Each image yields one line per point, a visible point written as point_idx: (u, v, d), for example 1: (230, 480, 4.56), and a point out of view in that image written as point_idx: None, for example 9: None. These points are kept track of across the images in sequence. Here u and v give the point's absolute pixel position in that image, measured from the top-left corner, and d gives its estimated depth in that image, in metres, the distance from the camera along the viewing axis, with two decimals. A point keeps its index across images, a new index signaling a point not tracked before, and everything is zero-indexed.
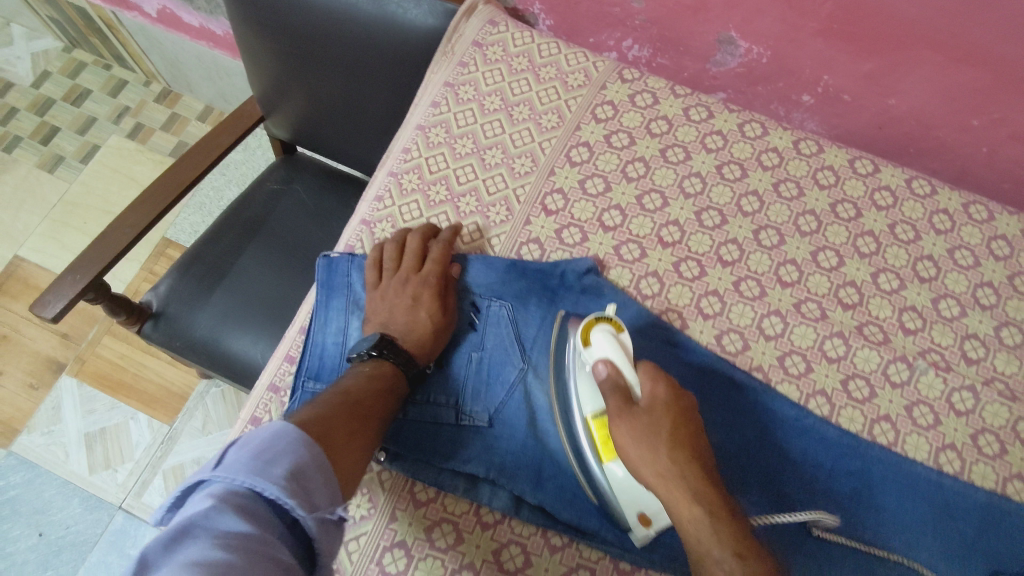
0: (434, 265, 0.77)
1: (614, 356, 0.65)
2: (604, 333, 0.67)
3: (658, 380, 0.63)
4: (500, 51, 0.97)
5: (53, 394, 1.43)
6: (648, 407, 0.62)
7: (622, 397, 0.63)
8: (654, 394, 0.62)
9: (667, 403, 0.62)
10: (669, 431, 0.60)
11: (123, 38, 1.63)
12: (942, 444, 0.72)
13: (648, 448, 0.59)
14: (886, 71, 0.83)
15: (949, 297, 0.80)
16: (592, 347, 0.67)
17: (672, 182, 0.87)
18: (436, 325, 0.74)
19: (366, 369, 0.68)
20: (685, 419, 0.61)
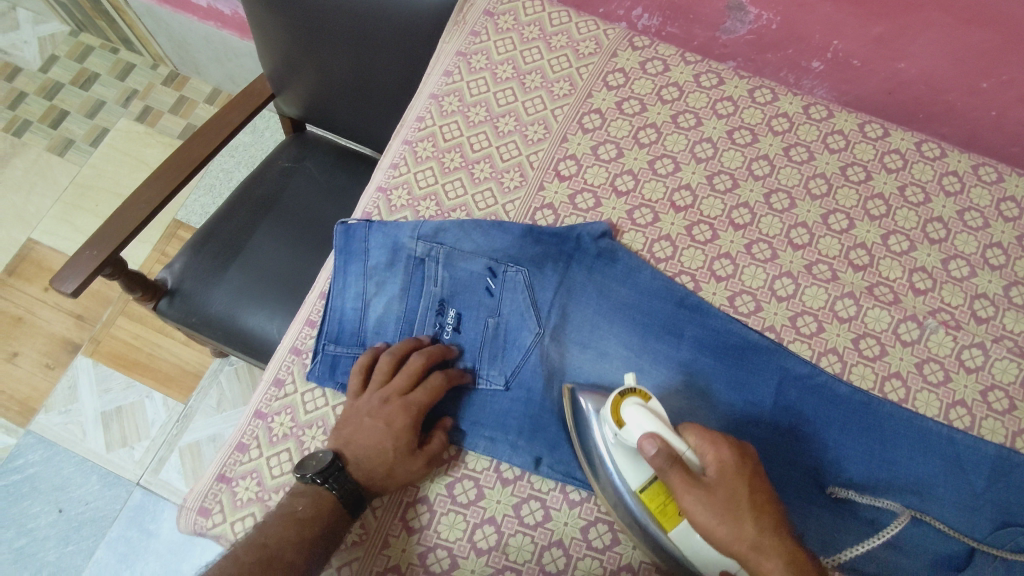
0: (424, 395, 0.62)
1: (657, 425, 0.55)
2: (639, 407, 0.56)
3: (721, 442, 0.54)
4: (512, 20, 0.86)
5: (69, 373, 1.47)
6: (716, 478, 0.53)
7: (685, 472, 0.53)
8: (720, 460, 0.53)
9: (734, 465, 0.53)
10: (749, 502, 0.52)
11: (131, 21, 1.63)
12: (952, 401, 0.68)
13: (732, 526, 0.51)
14: (894, 35, 0.76)
15: (959, 258, 0.74)
16: (628, 427, 0.56)
17: (683, 147, 0.79)
18: (398, 464, 0.60)
19: (299, 511, 0.57)
20: (754, 482, 0.53)
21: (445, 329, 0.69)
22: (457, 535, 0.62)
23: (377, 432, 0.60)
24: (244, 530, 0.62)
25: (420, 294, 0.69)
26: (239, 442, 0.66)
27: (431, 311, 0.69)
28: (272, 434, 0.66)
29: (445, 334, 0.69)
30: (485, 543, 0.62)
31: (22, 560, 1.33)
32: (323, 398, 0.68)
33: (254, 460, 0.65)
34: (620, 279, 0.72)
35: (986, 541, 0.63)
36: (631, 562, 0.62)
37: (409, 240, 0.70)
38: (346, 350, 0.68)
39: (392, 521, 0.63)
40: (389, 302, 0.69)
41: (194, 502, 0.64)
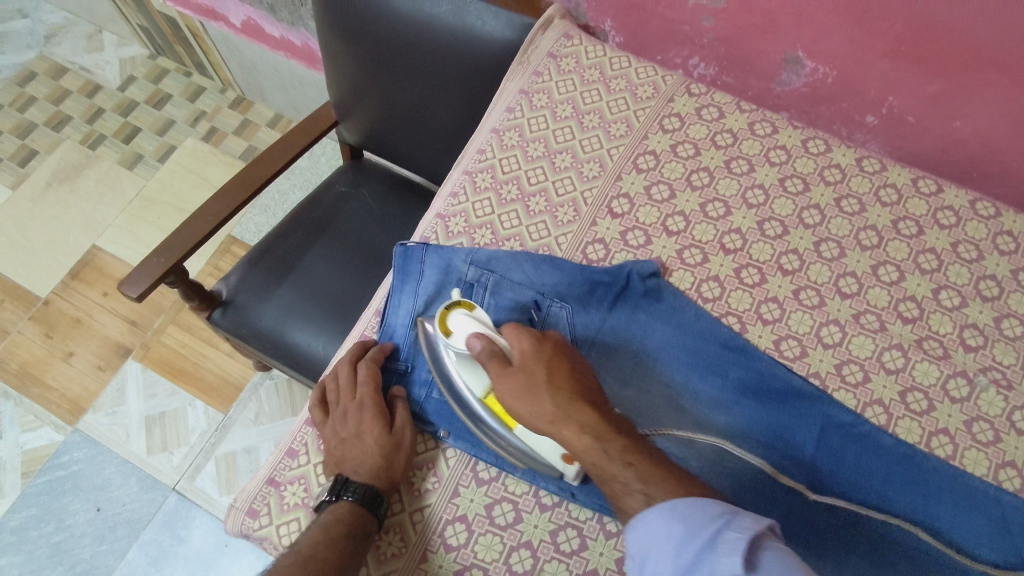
0: (368, 387, 0.68)
1: (483, 328, 0.64)
2: (462, 314, 0.65)
3: (522, 336, 0.63)
4: (574, 63, 0.90)
5: (119, 376, 1.53)
6: (521, 366, 0.61)
7: (500, 363, 0.62)
8: (523, 351, 0.62)
9: (536, 352, 0.62)
10: (546, 378, 0.60)
11: (207, 47, 1.74)
12: (1002, 462, 0.67)
13: (533, 402, 0.59)
14: (951, 94, 0.77)
15: (1011, 317, 0.74)
16: (455, 332, 0.64)
17: (735, 192, 0.80)
18: (389, 448, 0.65)
19: (322, 522, 0.60)
20: (558, 361, 0.62)
21: None
22: (494, 556, 0.63)
23: (357, 438, 0.65)
24: (289, 534, 0.64)
25: None
26: (289, 448, 0.69)
27: None
28: (320, 442, 0.69)
29: None
30: (519, 567, 0.62)
31: (58, 555, 1.37)
32: None
33: (302, 466, 0.68)
34: (665, 319, 0.73)
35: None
36: None
37: (461, 265, 0.73)
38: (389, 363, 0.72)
39: (431, 537, 0.64)
40: None
41: (243, 502, 0.66)
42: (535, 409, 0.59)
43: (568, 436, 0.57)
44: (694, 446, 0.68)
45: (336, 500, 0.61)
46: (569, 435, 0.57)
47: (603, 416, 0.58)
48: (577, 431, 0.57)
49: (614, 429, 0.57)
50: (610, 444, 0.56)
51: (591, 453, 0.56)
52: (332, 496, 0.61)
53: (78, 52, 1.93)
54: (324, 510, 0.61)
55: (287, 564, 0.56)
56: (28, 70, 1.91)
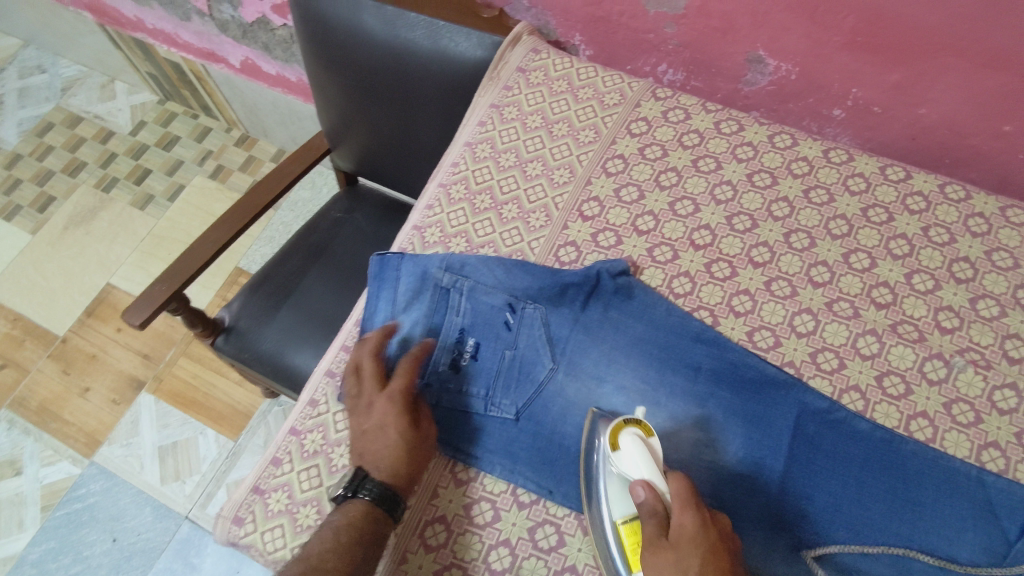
0: (400, 381, 0.67)
1: (652, 470, 0.58)
2: (636, 442, 0.59)
3: (688, 507, 0.55)
4: (542, 75, 0.92)
5: (133, 409, 1.57)
6: (672, 540, 0.54)
7: (657, 526, 0.55)
8: (681, 524, 0.55)
9: (699, 533, 0.54)
10: (699, 570, 0.52)
11: (210, 89, 1.81)
12: (984, 442, 0.67)
13: None
14: (912, 81, 0.78)
15: (987, 297, 0.73)
16: (623, 456, 0.59)
17: (703, 190, 0.82)
18: (412, 446, 0.65)
19: (339, 518, 0.61)
20: (716, 551, 0.54)
21: (463, 355, 0.73)
22: (472, 556, 0.64)
23: (380, 433, 0.65)
24: (272, 540, 0.66)
25: (443, 322, 0.74)
26: (274, 456, 0.71)
27: (452, 338, 0.74)
28: (304, 450, 0.70)
29: (463, 360, 0.73)
30: (499, 564, 0.63)
31: None
32: None
33: (286, 474, 0.69)
34: (637, 314, 0.74)
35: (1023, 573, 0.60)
36: None
37: (436, 271, 0.76)
38: None
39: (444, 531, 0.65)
40: (414, 326, 0.75)
41: (229, 511, 0.68)
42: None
43: None
44: (669, 437, 0.68)
45: (351, 497, 0.62)
46: None
47: None
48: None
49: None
50: None
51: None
52: (348, 492, 0.62)
53: (92, 101, 2.03)
54: (340, 504, 0.62)
55: (299, 566, 0.57)
56: (46, 121, 2.00)
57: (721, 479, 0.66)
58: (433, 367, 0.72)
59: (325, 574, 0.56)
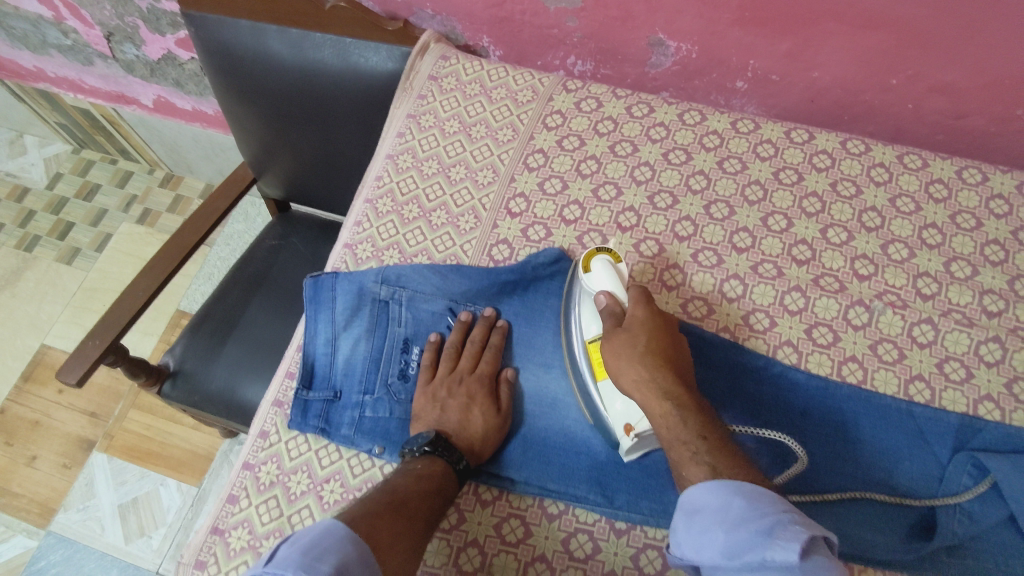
0: (489, 365, 0.72)
1: (614, 284, 0.68)
2: (603, 263, 0.69)
3: (639, 303, 0.66)
4: (454, 81, 0.93)
5: (86, 470, 1.51)
6: (626, 326, 0.65)
7: (613, 320, 0.66)
8: (634, 315, 0.66)
9: (648, 319, 0.65)
10: (646, 342, 0.63)
11: (125, 132, 1.76)
12: (910, 376, 0.71)
13: (628, 363, 0.63)
14: (802, 48, 0.83)
15: (897, 242, 0.78)
16: (592, 275, 0.69)
17: (624, 173, 0.84)
18: (494, 425, 0.69)
19: (416, 469, 0.63)
20: (664, 335, 0.64)
21: (411, 365, 0.74)
22: (442, 560, 0.65)
23: (466, 404, 0.69)
24: None
25: (386, 335, 0.75)
26: (230, 494, 0.70)
27: (397, 349, 0.75)
28: (259, 483, 0.69)
29: (411, 369, 0.74)
30: (470, 566, 0.65)
31: None
32: (306, 443, 0.71)
33: (244, 510, 0.68)
34: None
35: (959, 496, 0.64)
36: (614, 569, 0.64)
37: (373, 285, 0.75)
38: (319, 395, 0.73)
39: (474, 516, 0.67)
40: (357, 343, 0.75)
41: (190, 557, 0.67)
42: (624, 364, 0.63)
43: (649, 402, 0.60)
44: None
45: (431, 454, 0.64)
46: (648, 397, 0.60)
47: (695, 404, 0.59)
48: (657, 398, 0.59)
49: (695, 407, 0.58)
50: (688, 415, 0.58)
51: (666, 415, 0.58)
52: (430, 448, 0.64)
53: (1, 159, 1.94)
54: (415, 458, 0.64)
55: (381, 502, 0.57)
56: None
57: None
58: (382, 381, 0.73)
59: (405, 517, 0.57)
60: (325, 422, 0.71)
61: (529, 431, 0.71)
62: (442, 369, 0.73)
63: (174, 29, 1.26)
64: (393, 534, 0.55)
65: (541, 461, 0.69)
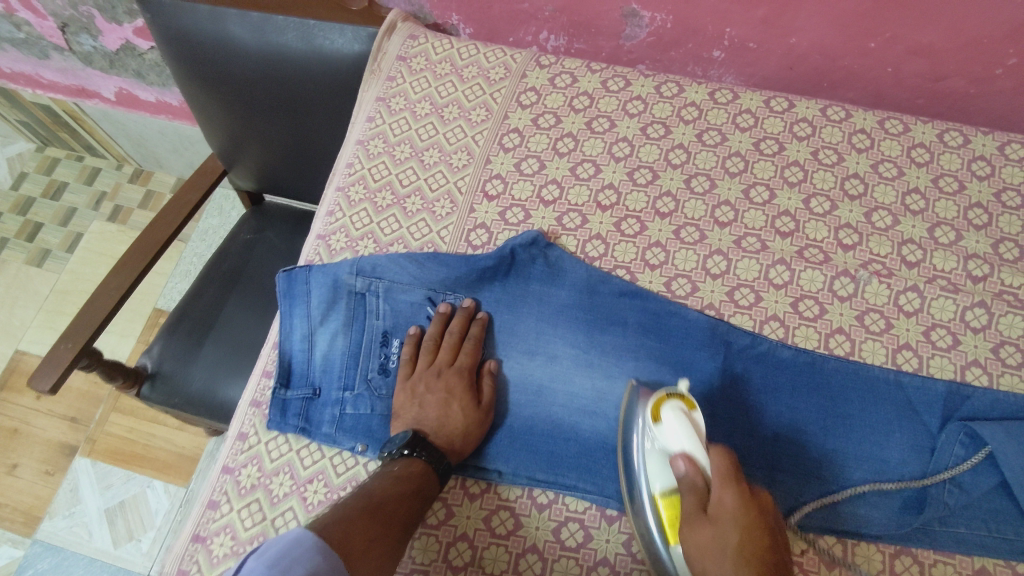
0: (468, 357, 0.70)
1: (693, 442, 0.58)
2: (675, 413, 0.59)
3: (727, 484, 0.54)
4: (423, 61, 0.90)
5: (69, 476, 1.48)
6: (712, 515, 0.54)
7: (694, 501, 0.55)
8: (720, 500, 0.54)
9: (740, 511, 0.53)
10: (738, 543, 0.51)
11: (89, 127, 1.70)
12: (898, 346, 0.70)
13: (717, 563, 0.51)
14: (778, 13, 0.80)
15: (881, 209, 0.77)
16: (664, 429, 0.59)
17: (601, 150, 0.82)
18: (475, 420, 0.67)
19: (394, 471, 0.61)
20: (759, 525, 0.53)
21: (391, 358, 0.72)
22: (431, 556, 0.64)
23: (444, 400, 0.67)
24: None
25: (364, 329, 0.72)
26: (210, 499, 0.68)
27: (376, 343, 0.72)
28: (240, 487, 0.67)
29: (391, 362, 0.72)
30: (460, 560, 0.64)
31: None
32: (286, 443, 0.69)
33: (225, 516, 0.66)
34: (557, 283, 0.74)
35: (955, 470, 0.64)
36: (607, 556, 0.63)
37: (348, 278, 0.73)
38: (298, 393, 0.71)
39: (461, 511, 0.66)
40: (334, 338, 0.72)
41: (172, 566, 0.65)
42: (707, 565, 0.52)
43: None
44: (606, 397, 0.69)
45: (408, 455, 0.63)
46: None
47: None
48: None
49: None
50: None
51: None
52: (408, 450, 0.63)
53: None
54: (394, 460, 0.62)
55: (357, 505, 0.56)
56: None
57: None
58: (361, 376, 0.71)
59: (382, 521, 0.55)
60: (305, 421, 0.69)
61: (516, 419, 0.69)
62: (421, 362, 0.70)
63: (131, 17, 1.21)
64: (367, 537, 0.53)
65: (529, 450, 0.68)
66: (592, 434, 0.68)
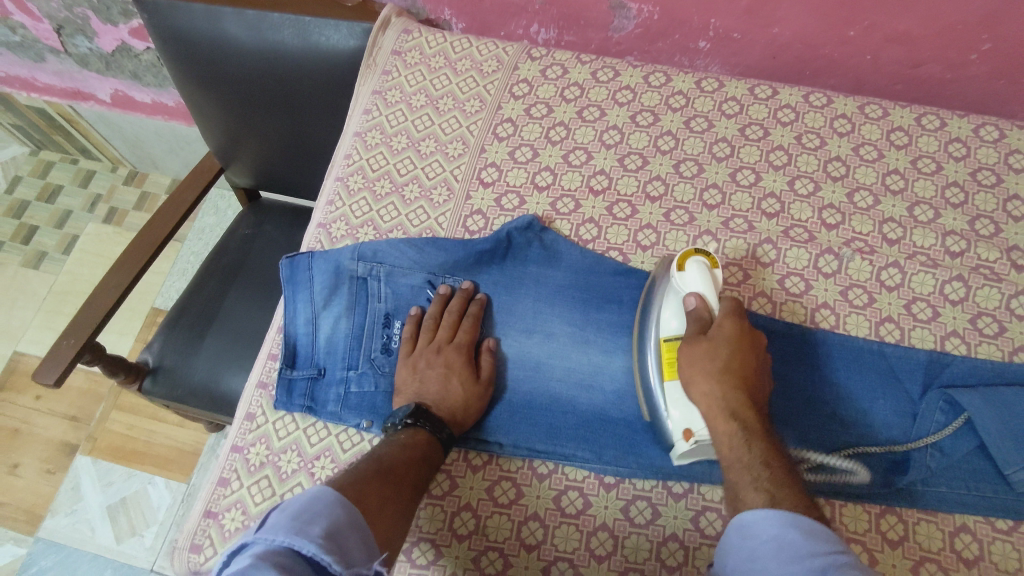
0: (466, 334, 0.72)
1: (707, 288, 0.66)
2: (699, 264, 0.67)
3: (730, 317, 0.65)
4: (418, 55, 0.93)
5: (71, 474, 1.49)
6: (712, 338, 0.64)
7: (698, 328, 0.65)
8: (721, 327, 0.64)
9: (735, 337, 0.63)
10: (728, 360, 0.62)
11: (85, 129, 1.72)
12: (880, 319, 0.73)
13: (707, 375, 0.62)
14: (761, 4, 0.83)
15: (862, 190, 0.80)
16: (686, 275, 0.67)
17: (593, 138, 0.85)
18: (473, 394, 0.69)
19: (400, 439, 0.64)
20: (748, 353, 0.63)
21: (393, 339, 0.75)
22: (437, 526, 0.67)
23: (444, 375, 0.69)
24: None
25: (366, 311, 0.75)
26: (220, 477, 0.70)
27: (378, 325, 0.75)
28: (249, 464, 0.70)
29: (393, 343, 0.75)
30: (465, 529, 0.66)
31: None
32: (293, 422, 0.72)
33: (236, 492, 0.69)
34: (553, 265, 0.77)
35: (937, 437, 0.67)
36: (606, 522, 0.66)
37: (350, 263, 0.75)
38: (303, 374, 0.73)
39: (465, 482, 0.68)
40: (338, 321, 0.75)
41: (185, 541, 0.67)
42: (699, 376, 0.63)
43: (718, 421, 0.61)
44: (602, 371, 0.72)
45: (412, 425, 0.65)
46: (715, 416, 0.61)
47: (759, 426, 0.60)
48: (722, 416, 0.61)
49: (760, 430, 0.60)
50: (754, 441, 0.59)
51: (731, 437, 0.59)
52: (412, 421, 0.65)
53: None
54: (399, 430, 0.65)
55: (369, 467, 0.58)
56: None
57: None
58: (365, 356, 0.74)
59: (393, 482, 0.58)
60: (310, 400, 0.72)
61: (516, 394, 0.72)
62: (423, 340, 0.73)
63: (127, 18, 1.23)
64: (381, 497, 0.56)
65: (529, 424, 0.70)
66: (589, 407, 0.71)
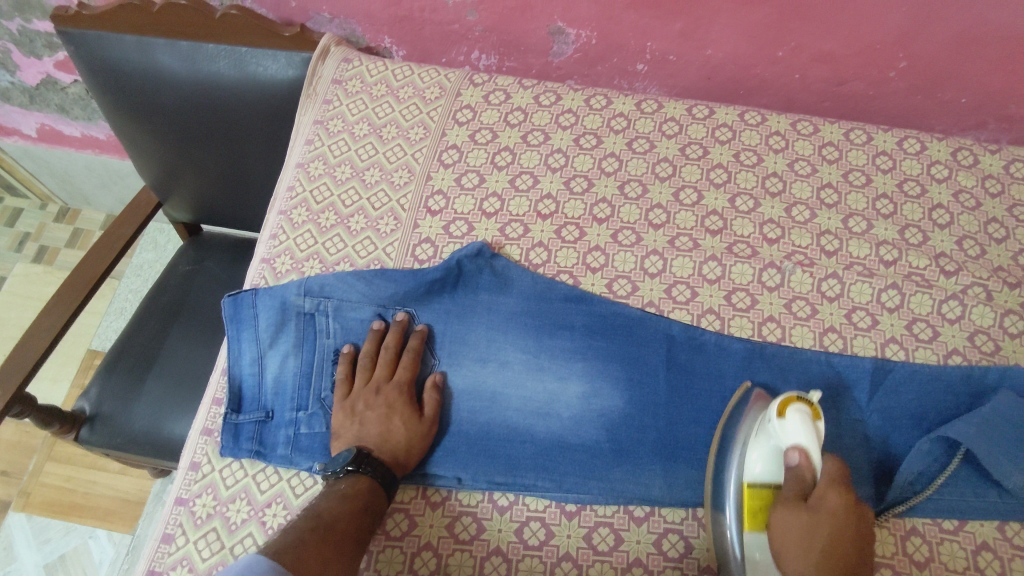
0: (407, 372, 0.71)
1: (812, 442, 0.60)
2: (801, 414, 0.61)
3: (835, 486, 0.58)
4: (359, 83, 0.92)
5: (3, 533, 1.40)
6: (812, 505, 0.58)
7: (795, 490, 0.59)
8: (823, 497, 0.58)
9: (841, 511, 0.57)
10: (825, 534, 0.56)
11: (8, 165, 1.63)
12: (824, 330, 0.75)
13: (797, 544, 0.57)
14: (694, 27, 0.86)
15: (799, 204, 0.82)
16: (785, 425, 0.61)
17: (538, 161, 0.85)
18: (417, 434, 0.68)
19: (341, 489, 0.62)
20: (853, 526, 0.57)
21: None
22: (398, 568, 0.64)
23: (385, 416, 0.67)
24: None
25: (315, 348, 0.73)
26: (164, 533, 0.66)
27: (327, 362, 0.73)
28: (195, 517, 0.66)
29: None
30: (425, 570, 0.64)
31: None
32: (241, 469, 0.69)
33: (181, 548, 0.65)
34: (506, 292, 0.76)
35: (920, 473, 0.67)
36: (569, 551, 0.65)
37: (296, 298, 0.73)
38: (250, 417, 0.71)
39: (424, 520, 0.67)
40: (285, 359, 0.72)
41: None
42: (790, 547, 0.57)
43: None
44: (558, 398, 0.72)
45: (355, 471, 0.63)
46: None
47: None
48: None
49: None
50: None
51: None
52: (353, 467, 0.63)
53: None
54: (340, 478, 0.63)
55: (309, 527, 0.56)
56: None
57: (614, 422, 0.71)
58: (314, 395, 0.71)
59: (335, 539, 0.56)
60: (259, 444, 0.69)
61: (473, 426, 0.71)
62: (360, 381, 0.70)
63: (51, 50, 1.18)
64: (319, 557, 0.54)
65: (486, 455, 0.69)
66: (547, 434, 0.70)
